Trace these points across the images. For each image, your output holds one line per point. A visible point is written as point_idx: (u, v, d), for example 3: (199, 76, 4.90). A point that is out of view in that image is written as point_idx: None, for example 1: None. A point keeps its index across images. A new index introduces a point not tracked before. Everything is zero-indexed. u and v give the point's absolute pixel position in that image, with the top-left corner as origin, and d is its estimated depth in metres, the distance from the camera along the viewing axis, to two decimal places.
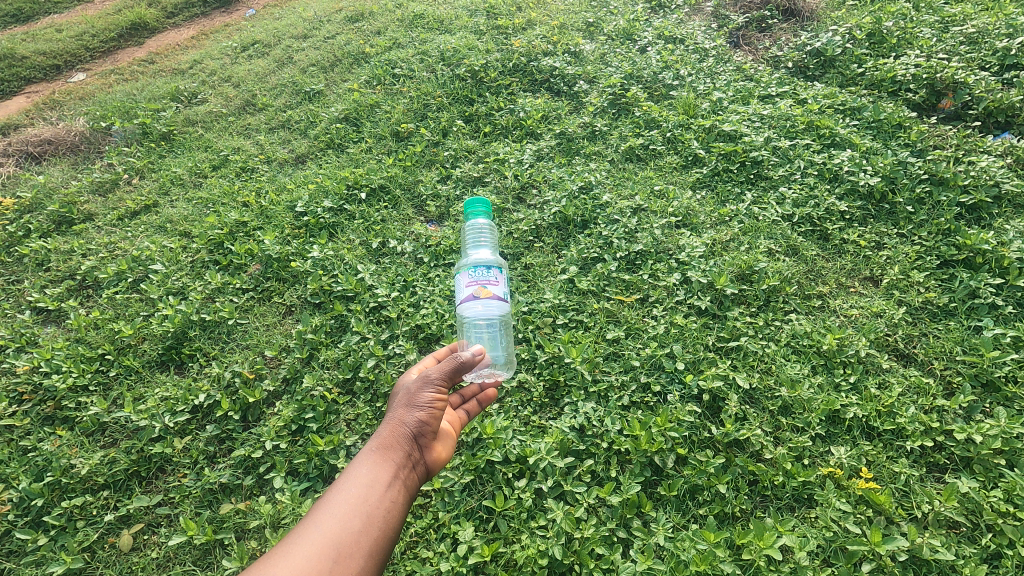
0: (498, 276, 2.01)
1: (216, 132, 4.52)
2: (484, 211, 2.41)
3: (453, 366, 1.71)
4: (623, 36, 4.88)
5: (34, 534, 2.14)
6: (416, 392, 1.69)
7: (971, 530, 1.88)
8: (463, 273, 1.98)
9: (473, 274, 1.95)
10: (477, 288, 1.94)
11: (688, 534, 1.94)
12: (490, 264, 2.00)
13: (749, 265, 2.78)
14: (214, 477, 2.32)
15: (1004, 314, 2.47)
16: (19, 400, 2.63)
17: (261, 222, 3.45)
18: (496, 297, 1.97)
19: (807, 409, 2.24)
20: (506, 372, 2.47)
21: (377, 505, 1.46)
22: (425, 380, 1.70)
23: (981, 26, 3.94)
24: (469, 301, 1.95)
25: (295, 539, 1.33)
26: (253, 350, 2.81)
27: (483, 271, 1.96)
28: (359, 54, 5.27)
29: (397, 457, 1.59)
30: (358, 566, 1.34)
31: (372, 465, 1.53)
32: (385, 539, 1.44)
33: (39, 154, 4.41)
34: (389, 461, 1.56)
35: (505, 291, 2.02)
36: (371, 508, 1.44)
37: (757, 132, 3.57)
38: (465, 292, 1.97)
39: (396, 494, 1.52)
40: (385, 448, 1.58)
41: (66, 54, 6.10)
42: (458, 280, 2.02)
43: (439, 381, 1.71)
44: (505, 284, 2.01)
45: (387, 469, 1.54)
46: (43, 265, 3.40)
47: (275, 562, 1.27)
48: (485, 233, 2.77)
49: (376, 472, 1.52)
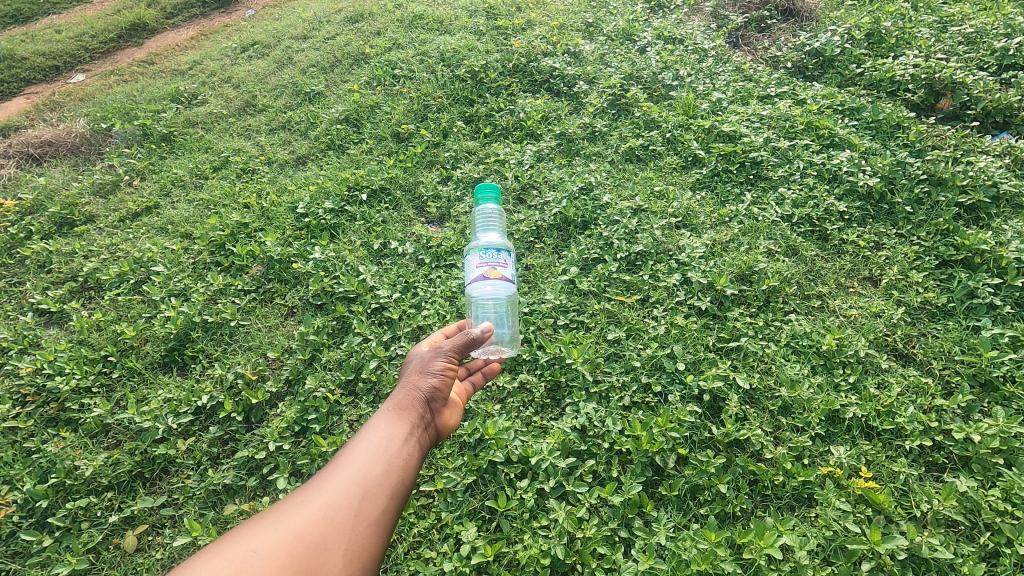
0: (506, 259, 2.10)
1: (217, 134, 4.53)
2: (493, 196, 2.50)
3: (464, 340, 1.84)
4: (623, 36, 4.89)
5: (39, 535, 2.16)
6: (429, 361, 1.82)
7: (970, 529, 1.89)
8: (473, 255, 2.07)
9: (483, 256, 2.04)
10: (487, 269, 2.04)
11: (689, 534, 1.95)
12: (499, 247, 2.09)
13: (749, 265, 2.79)
14: (217, 478, 2.33)
15: (1002, 314, 2.49)
16: (22, 402, 2.64)
17: (263, 223, 3.46)
18: (504, 278, 2.07)
19: (806, 409, 2.25)
20: (510, 349, 2.55)
21: (396, 455, 1.57)
22: (437, 351, 1.83)
23: (979, 27, 3.95)
24: (479, 281, 2.04)
25: (326, 478, 1.48)
26: (256, 351, 2.82)
27: (493, 253, 2.05)
28: (360, 54, 5.27)
29: (412, 416, 1.69)
30: (381, 506, 1.46)
31: (390, 421, 1.64)
32: (405, 486, 1.55)
33: (39, 155, 4.42)
34: (405, 419, 1.67)
35: (512, 273, 2.12)
36: (391, 457, 1.55)
37: (756, 132, 3.59)
38: (474, 273, 2.06)
39: (413, 447, 1.62)
40: (401, 408, 1.69)
41: (65, 55, 6.10)
42: (467, 261, 2.11)
43: (450, 352, 1.83)
44: (513, 266, 2.10)
45: (404, 425, 1.65)
46: (44, 267, 3.41)
47: (310, 496, 1.43)
48: (494, 218, 2.78)
49: (394, 427, 1.63)
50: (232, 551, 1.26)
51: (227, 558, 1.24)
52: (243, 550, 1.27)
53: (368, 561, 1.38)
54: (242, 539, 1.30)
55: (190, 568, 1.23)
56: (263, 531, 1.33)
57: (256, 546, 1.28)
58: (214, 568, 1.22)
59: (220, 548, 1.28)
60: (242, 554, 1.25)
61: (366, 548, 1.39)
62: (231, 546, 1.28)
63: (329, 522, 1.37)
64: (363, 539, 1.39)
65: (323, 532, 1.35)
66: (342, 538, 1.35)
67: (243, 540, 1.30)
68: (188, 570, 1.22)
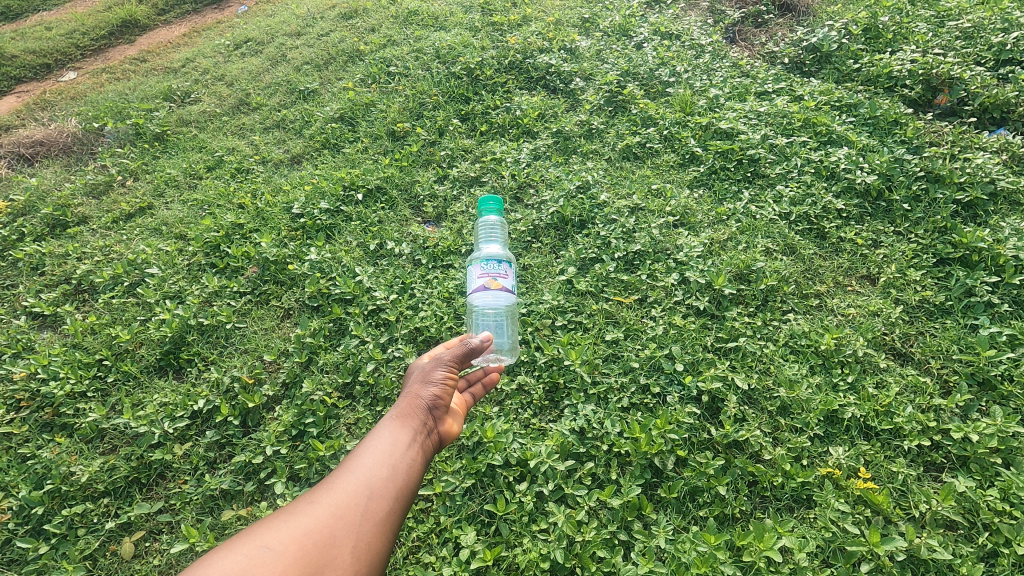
0: (507, 269, 2.09)
1: (210, 133, 4.48)
2: (496, 208, 2.52)
3: (464, 350, 1.87)
4: (619, 32, 4.86)
5: (35, 542, 2.15)
6: (430, 370, 1.82)
7: (969, 530, 1.90)
8: (475, 265, 2.07)
9: (484, 266, 2.04)
10: (489, 280, 2.03)
11: (689, 537, 1.95)
12: (501, 258, 2.08)
13: (747, 264, 2.79)
14: (215, 484, 2.32)
15: (1000, 311, 2.49)
16: (16, 408, 2.61)
17: (258, 224, 3.43)
18: (505, 289, 2.06)
19: (805, 409, 2.25)
20: (511, 357, 2.58)
21: (401, 459, 1.56)
22: (437, 361, 1.84)
23: (976, 21, 3.93)
24: (480, 292, 2.05)
25: (335, 479, 1.47)
26: (252, 354, 2.80)
27: (495, 264, 2.05)
28: (354, 51, 5.23)
29: (415, 423, 1.68)
30: (388, 507, 1.45)
31: (394, 428, 1.63)
32: (411, 488, 1.54)
33: (31, 155, 4.36)
34: (408, 426, 1.66)
35: (513, 283, 2.11)
36: (396, 460, 1.55)
37: (754, 129, 3.56)
38: (476, 283, 2.07)
39: (416, 452, 1.61)
40: (404, 415, 1.68)
41: (55, 52, 6.03)
42: (469, 270, 2.11)
43: (451, 362, 1.83)
44: (514, 277, 2.09)
45: (407, 431, 1.64)
46: (37, 270, 3.37)
47: (319, 495, 1.42)
48: (496, 229, 2.89)
49: (398, 432, 1.62)
50: (244, 548, 1.24)
51: (241, 553, 1.22)
52: (255, 547, 1.25)
53: (375, 561, 1.37)
54: (253, 536, 1.28)
55: (203, 563, 1.20)
56: (275, 529, 1.31)
57: (268, 542, 1.27)
58: (227, 564, 1.20)
59: (232, 545, 1.26)
60: (253, 553, 1.23)
61: (373, 547, 1.38)
62: (243, 543, 1.26)
63: (339, 521, 1.36)
64: (371, 538, 1.38)
65: (333, 529, 1.34)
66: (350, 536, 1.35)
67: (255, 536, 1.28)
68: (200, 566, 1.20)
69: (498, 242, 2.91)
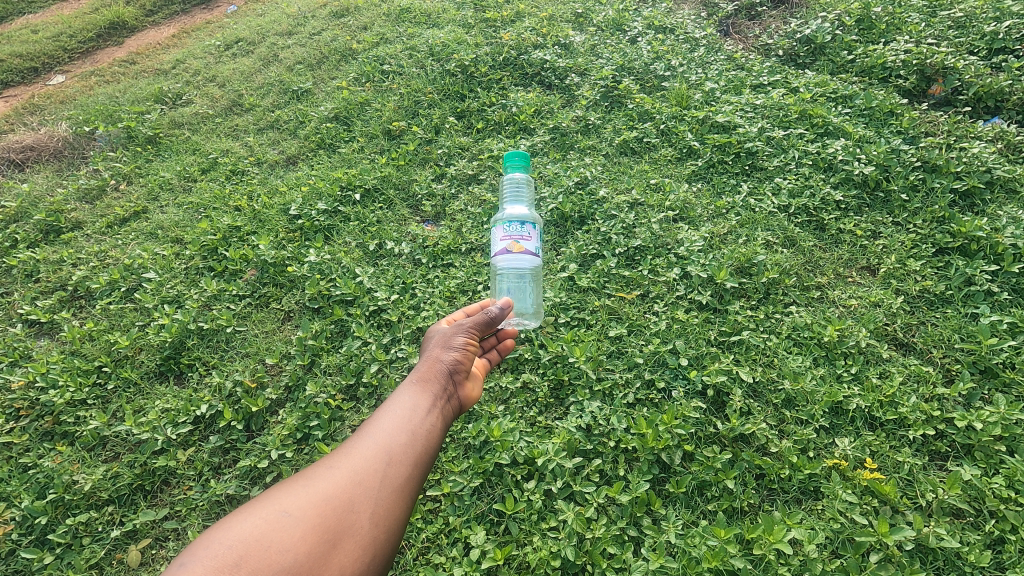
0: (531, 232, 2.09)
1: (203, 134, 4.44)
2: (522, 165, 2.52)
3: (485, 317, 1.86)
4: (612, 26, 4.85)
5: (39, 553, 2.13)
6: (450, 336, 1.82)
7: (974, 517, 1.91)
8: (498, 227, 2.09)
9: (507, 229, 2.05)
10: (511, 242, 2.05)
11: (698, 531, 1.96)
12: (524, 220, 2.07)
13: (749, 257, 2.80)
14: (220, 489, 2.30)
15: (999, 300, 2.51)
16: (16, 416, 2.59)
17: (255, 226, 3.41)
18: (528, 252, 2.06)
19: (810, 401, 2.26)
20: (534, 321, 2.67)
21: (419, 425, 1.56)
22: (459, 327, 1.84)
23: (969, 10, 3.95)
24: (504, 254, 2.06)
25: (355, 444, 1.49)
26: (253, 357, 2.77)
27: (517, 226, 2.05)
28: (347, 50, 5.18)
29: (435, 389, 1.68)
30: (407, 473, 1.46)
31: (414, 393, 1.63)
32: (429, 454, 1.55)
33: (21, 161, 4.30)
34: (428, 391, 1.66)
35: (537, 246, 2.10)
36: (415, 426, 1.55)
37: (751, 122, 3.55)
38: (500, 245, 2.08)
39: (435, 418, 1.62)
40: (424, 380, 1.68)
41: (43, 56, 5.95)
42: (494, 233, 2.14)
43: (471, 328, 1.83)
44: (537, 240, 2.08)
45: (427, 397, 1.64)
46: (31, 276, 3.33)
47: (338, 460, 1.45)
48: (523, 188, 3.02)
49: (417, 398, 1.62)
50: (264, 512, 1.29)
51: (259, 516, 1.28)
52: (276, 511, 1.30)
53: (393, 526, 1.40)
54: (274, 499, 1.34)
55: (225, 524, 1.27)
56: (295, 492, 1.36)
57: (287, 507, 1.32)
58: (247, 527, 1.25)
59: (253, 507, 1.32)
60: (271, 517, 1.28)
61: (390, 514, 1.40)
62: (263, 505, 1.32)
63: (357, 487, 1.39)
64: (389, 505, 1.40)
65: (350, 495, 1.37)
66: (367, 502, 1.37)
67: (275, 500, 1.33)
68: (222, 526, 1.26)
69: (525, 201, 3.03)
